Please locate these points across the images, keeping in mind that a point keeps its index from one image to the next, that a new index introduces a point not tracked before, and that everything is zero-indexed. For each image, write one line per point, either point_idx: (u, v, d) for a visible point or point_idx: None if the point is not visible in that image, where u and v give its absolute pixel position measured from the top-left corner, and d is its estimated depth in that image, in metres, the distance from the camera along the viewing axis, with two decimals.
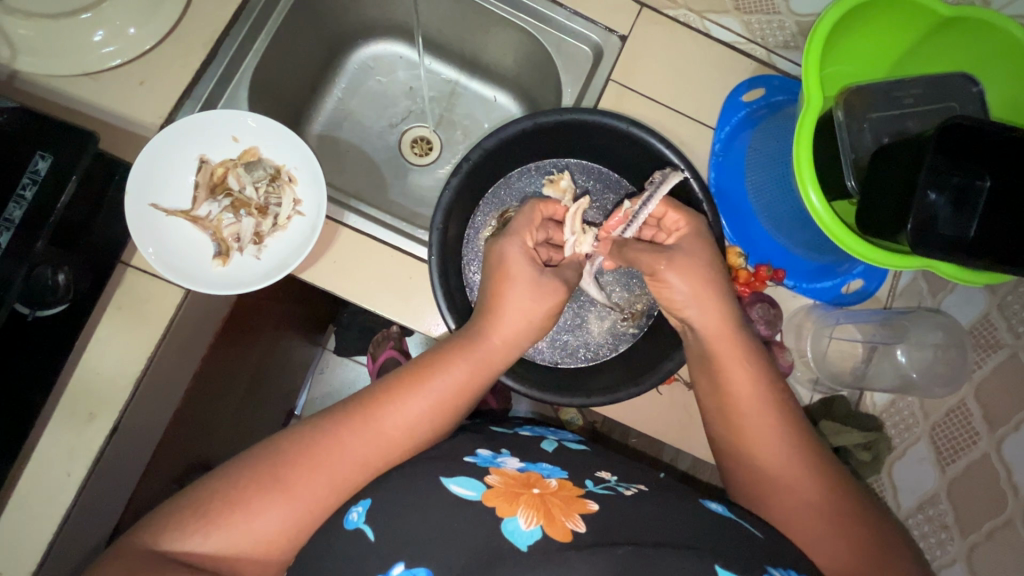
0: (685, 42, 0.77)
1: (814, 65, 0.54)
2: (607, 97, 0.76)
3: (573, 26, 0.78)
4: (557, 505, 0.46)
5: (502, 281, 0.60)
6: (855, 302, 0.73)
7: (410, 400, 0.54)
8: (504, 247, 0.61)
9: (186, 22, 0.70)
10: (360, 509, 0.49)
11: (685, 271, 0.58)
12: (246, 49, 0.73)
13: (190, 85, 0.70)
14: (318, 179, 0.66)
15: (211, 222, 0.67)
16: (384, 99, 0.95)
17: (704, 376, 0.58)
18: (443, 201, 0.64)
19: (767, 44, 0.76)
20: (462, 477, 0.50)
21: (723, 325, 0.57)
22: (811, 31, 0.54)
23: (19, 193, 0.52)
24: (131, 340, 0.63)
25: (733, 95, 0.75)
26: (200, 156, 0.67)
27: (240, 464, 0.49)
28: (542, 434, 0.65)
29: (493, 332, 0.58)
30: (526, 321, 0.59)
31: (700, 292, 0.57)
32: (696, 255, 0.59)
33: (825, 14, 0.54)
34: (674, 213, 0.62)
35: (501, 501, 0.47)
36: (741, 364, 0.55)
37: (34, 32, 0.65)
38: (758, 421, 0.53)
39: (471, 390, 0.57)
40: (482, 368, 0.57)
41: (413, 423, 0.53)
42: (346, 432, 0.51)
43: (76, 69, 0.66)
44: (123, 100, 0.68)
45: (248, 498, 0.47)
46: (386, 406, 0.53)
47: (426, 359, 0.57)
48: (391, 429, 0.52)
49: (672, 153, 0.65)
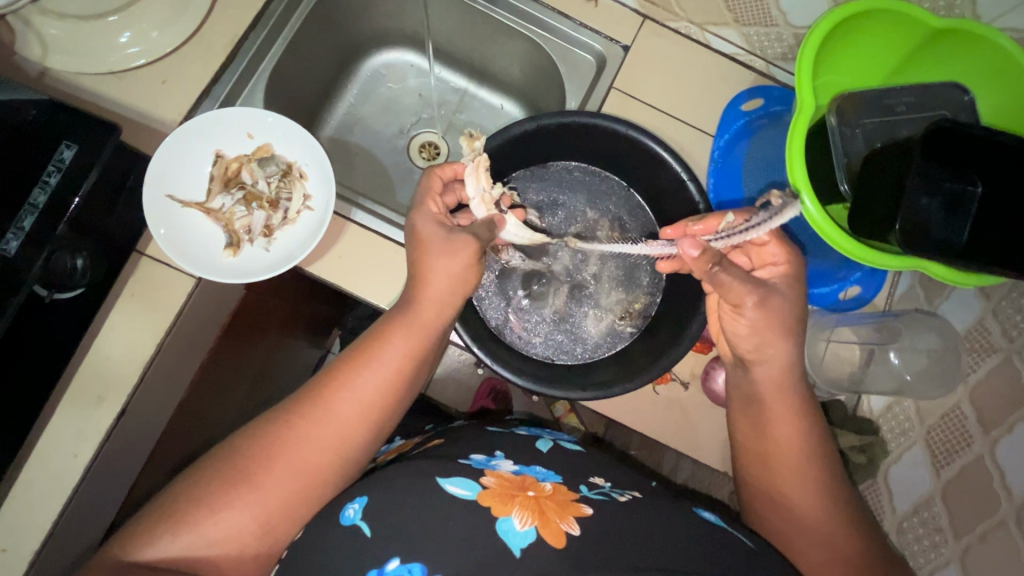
0: (687, 54, 0.79)
1: (807, 71, 0.56)
2: (610, 104, 0.78)
3: (578, 36, 0.81)
4: (552, 508, 0.47)
5: (421, 249, 0.60)
6: (854, 308, 0.74)
7: (354, 375, 0.55)
8: (414, 220, 0.62)
9: (209, 25, 0.73)
10: (355, 505, 0.50)
11: (770, 312, 0.58)
12: (264, 52, 0.77)
13: (209, 85, 0.73)
14: (328, 175, 0.68)
15: (223, 214, 0.69)
16: (394, 105, 0.99)
17: (746, 419, 0.60)
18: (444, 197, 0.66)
19: (765, 56, 0.78)
20: (457, 478, 0.50)
21: (763, 353, 0.59)
22: (804, 39, 0.56)
23: (45, 179, 0.55)
24: (141, 326, 0.65)
25: (731, 105, 0.77)
26: (216, 151, 0.69)
27: (207, 467, 0.51)
28: (538, 433, 0.66)
29: (425, 300, 0.59)
30: (454, 279, 0.60)
31: (774, 334, 0.58)
32: (788, 302, 0.59)
33: (817, 22, 0.56)
34: (775, 247, 0.60)
35: (495, 501, 0.47)
36: (775, 392, 0.58)
37: (65, 33, 0.68)
38: (783, 446, 0.56)
39: (417, 359, 0.58)
40: (420, 333, 0.58)
41: (364, 397, 0.54)
42: (298, 416, 0.53)
43: (103, 67, 0.69)
44: (145, 97, 0.71)
45: (213, 495, 0.48)
46: (335, 387, 0.54)
47: (367, 337, 0.58)
48: (342, 405, 0.54)
49: (668, 154, 0.67)
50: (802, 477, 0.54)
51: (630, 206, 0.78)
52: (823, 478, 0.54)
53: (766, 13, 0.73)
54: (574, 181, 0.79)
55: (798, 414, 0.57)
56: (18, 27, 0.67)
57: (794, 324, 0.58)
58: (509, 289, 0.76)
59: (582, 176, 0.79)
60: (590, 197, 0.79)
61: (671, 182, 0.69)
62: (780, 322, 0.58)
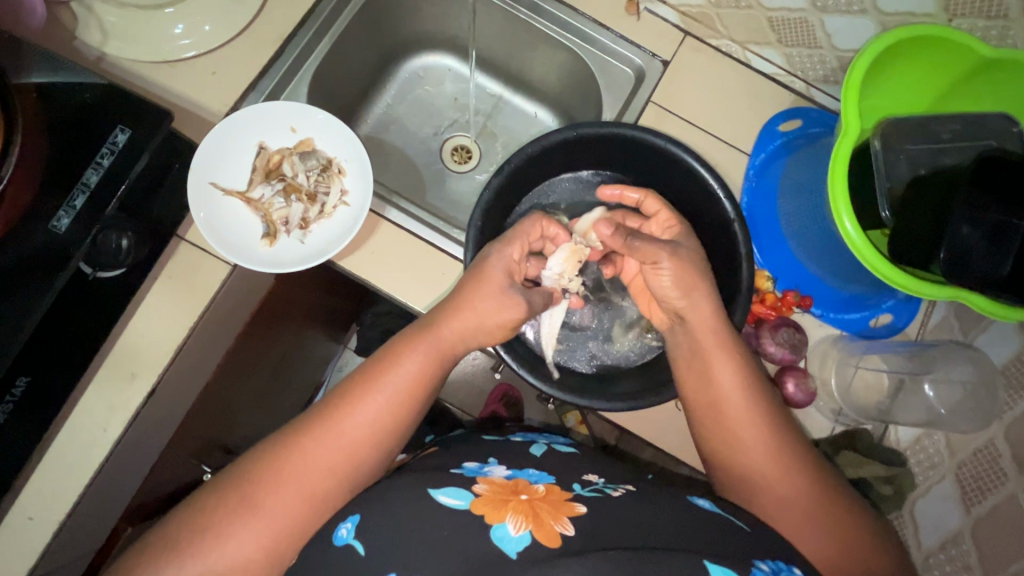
0: (727, 72, 0.80)
1: (853, 94, 0.56)
2: (646, 117, 0.79)
3: (617, 48, 0.81)
4: (545, 510, 0.47)
5: (474, 278, 0.62)
6: (885, 337, 0.73)
7: (366, 399, 0.56)
8: (490, 251, 0.64)
9: (260, 19, 0.75)
10: (349, 525, 0.50)
11: (679, 265, 0.63)
12: (310, 49, 0.78)
13: (256, 78, 0.74)
14: (367, 172, 0.69)
15: (262, 205, 0.70)
16: (430, 107, 1.00)
17: (692, 369, 0.61)
18: (482, 200, 0.66)
19: (806, 77, 0.78)
20: (449, 488, 0.50)
21: (713, 320, 0.61)
22: (851, 64, 0.56)
23: (99, 160, 0.57)
24: (178, 308, 0.66)
25: (769, 124, 0.78)
26: (260, 143, 0.71)
27: (211, 493, 0.51)
28: (533, 438, 0.66)
29: (445, 329, 0.61)
30: (479, 318, 0.62)
31: (694, 284, 0.62)
32: (693, 254, 0.65)
33: (867, 46, 0.56)
34: (665, 215, 0.70)
35: (489, 508, 0.47)
36: (728, 359, 0.58)
37: (124, 21, 0.71)
38: (736, 396, 0.57)
39: (430, 380, 0.59)
40: (436, 361, 0.60)
41: (375, 422, 0.55)
42: (307, 442, 0.53)
43: (156, 56, 0.71)
44: (192, 87, 0.72)
45: (216, 525, 0.48)
46: (345, 411, 0.55)
47: (379, 360, 0.59)
48: (351, 431, 0.54)
49: (707, 172, 0.66)
50: (779, 450, 0.54)
51: None
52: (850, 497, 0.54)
53: (810, 36, 0.72)
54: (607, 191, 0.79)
55: (780, 426, 0.56)
56: (81, 14, 0.70)
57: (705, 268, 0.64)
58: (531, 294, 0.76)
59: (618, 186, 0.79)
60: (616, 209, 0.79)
61: (705, 196, 0.69)
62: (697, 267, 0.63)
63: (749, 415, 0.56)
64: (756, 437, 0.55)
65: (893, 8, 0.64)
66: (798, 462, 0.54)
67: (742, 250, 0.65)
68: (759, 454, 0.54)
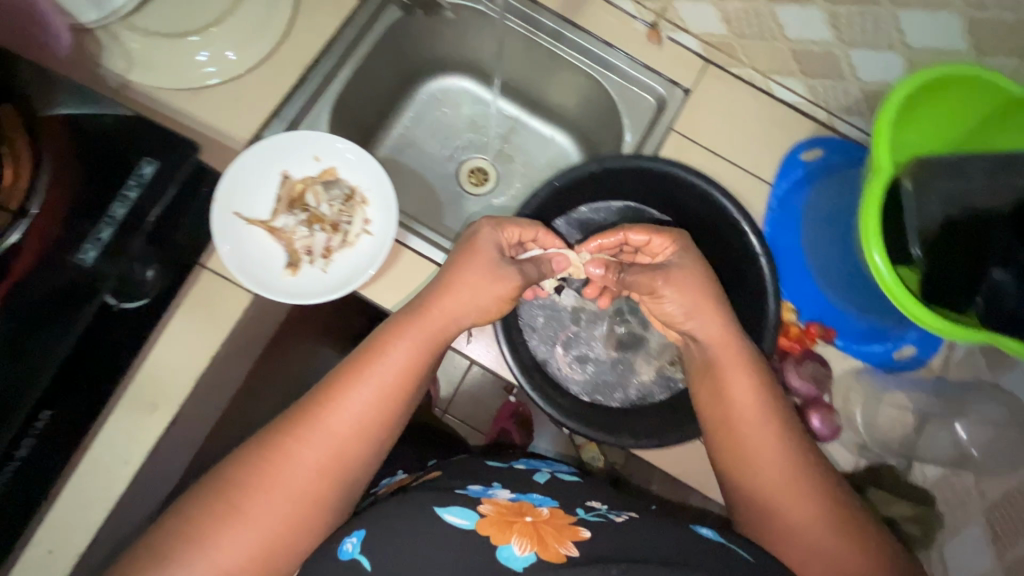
0: (748, 101, 0.80)
1: (884, 132, 0.56)
2: (667, 147, 0.79)
3: (640, 77, 0.81)
4: (550, 533, 0.47)
5: (468, 255, 0.62)
6: (908, 368, 0.73)
7: (350, 391, 0.54)
8: (476, 229, 0.64)
9: (282, 46, 0.74)
10: (354, 539, 0.49)
11: (679, 286, 0.63)
12: (333, 76, 0.78)
13: (279, 105, 0.74)
14: (391, 202, 0.69)
15: (286, 234, 0.70)
16: (448, 130, 1.00)
17: (705, 384, 0.60)
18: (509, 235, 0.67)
19: (828, 107, 0.78)
20: (456, 507, 0.50)
21: (725, 334, 0.60)
22: (883, 102, 0.56)
23: (124, 192, 0.57)
24: (201, 339, 0.66)
25: (791, 154, 0.78)
26: (284, 172, 0.71)
27: (197, 497, 0.50)
28: (537, 467, 0.65)
29: (432, 314, 0.59)
30: (469, 302, 0.61)
31: (699, 303, 0.62)
32: (688, 268, 0.63)
33: (896, 87, 0.56)
34: (657, 239, 0.66)
35: (495, 530, 0.47)
36: (743, 368, 0.58)
37: (149, 49, 0.71)
38: (750, 409, 0.56)
39: (419, 369, 0.58)
40: (424, 349, 0.58)
41: (361, 414, 0.54)
42: (292, 439, 0.52)
43: (179, 84, 0.71)
44: (216, 114, 0.72)
45: (204, 532, 0.48)
46: (329, 404, 0.54)
47: (365, 349, 0.57)
48: (337, 424, 0.53)
49: (731, 204, 0.66)
50: (788, 471, 0.54)
51: None
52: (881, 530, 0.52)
53: (835, 69, 0.72)
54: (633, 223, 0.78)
55: (793, 449, 0.55)
56: (106, 41, 0.70)
57: (707, 288, 0.63)
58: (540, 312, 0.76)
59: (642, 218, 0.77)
60: None
61: (729, 228, 0.68)
62: (697, 285, 0.63)
63: (761, 440, 0.55)
64: (764, 460, 0.54)
65: (922, 44, 0.63)
66: (809, 490, 0.53)
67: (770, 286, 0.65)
68: (771, 480, 0.54)
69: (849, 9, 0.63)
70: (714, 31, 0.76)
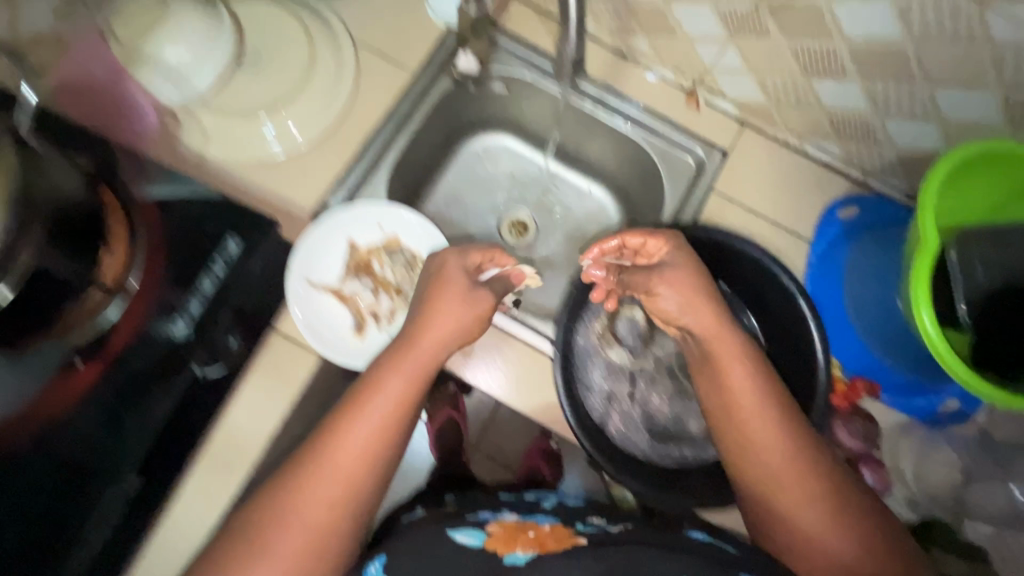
0: (784, 162, 0.84)
1: (930, 199, 0.59)
2: (708, 207, 0.83)
3: (681, 139, 0.84)
4: (550, 539, 0.57)
5: (439, 284, 0.68)
6: (951, 422, 0.74)
7: (353, 423, 0.59)
8: (442, 259, 0.71)
9: (346, 119, 0.80)
10: (376, 562, 0.58)
11: (674, 285, 0.66)
12: (390, 143, 0.81)
13: (342, 174, 0.78)
14: None
15: (352, 298, 0.73)
16: (488, 184, 1.03)
17: (707, 375, 0.66)
18: (568, 301, 0.72)
19: (863, 167, 0.81)
20: (467, 528, 0.60)
21: (716, 323, 0.65)
22: (931, 170, 0.59)
23: (209, 268, 0.64)
24: (267, 399, 0.66)
25: (829, 212, 0.81)
26: (350, 240, 0.74)
27: (230, 533, 0.55)
28: (545, 497, 0.73)
29: (419, 346, 0.64)
30: (454, 326, 0.66)
31: (692, 299, 0.66)
32: (685, 266, 0.67)
33: (943, 157, 0.59)
34: (652, 240, 0.68)
35: (501, 544, 0.57)
36: (739, 360, 0.63)
37: (224, 127, 0.76)
38: (750, 411, 0.61)
39: (412, 398, 0.62)
40: (414, 378, 0.63)
41: (365, 442, 0.59)
42: (307, 471, 0.57)
43: (252, 158, 0.76)
44: (285, 184, 0.77)
45: (242, 563, 0.53)
46: (336, 436, 0.58)
47: (364, 383, 0.62)
48: (345, 453, 0.58)
49: (786, 275, 0.69)
50: (784, 483, 0.59)
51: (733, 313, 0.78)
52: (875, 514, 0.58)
53: (871, 135, 0.75)
54: None
55: (784, 464, 0.59)
56: (185, 120, 0.75)
57: (700, 282, 0.67)
58: (595, 370, 0.76)
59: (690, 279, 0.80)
60: None
61: (778, 291, 0.71)
62: (690, 285, 0.66)
63: (771, 454, 0.59)
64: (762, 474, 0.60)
65: (957, 118, 0.66)
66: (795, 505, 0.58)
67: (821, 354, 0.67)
68: (777, 490, 0.59)
69: (887, 86, 0.67)
70: (752, 98, 0.80)
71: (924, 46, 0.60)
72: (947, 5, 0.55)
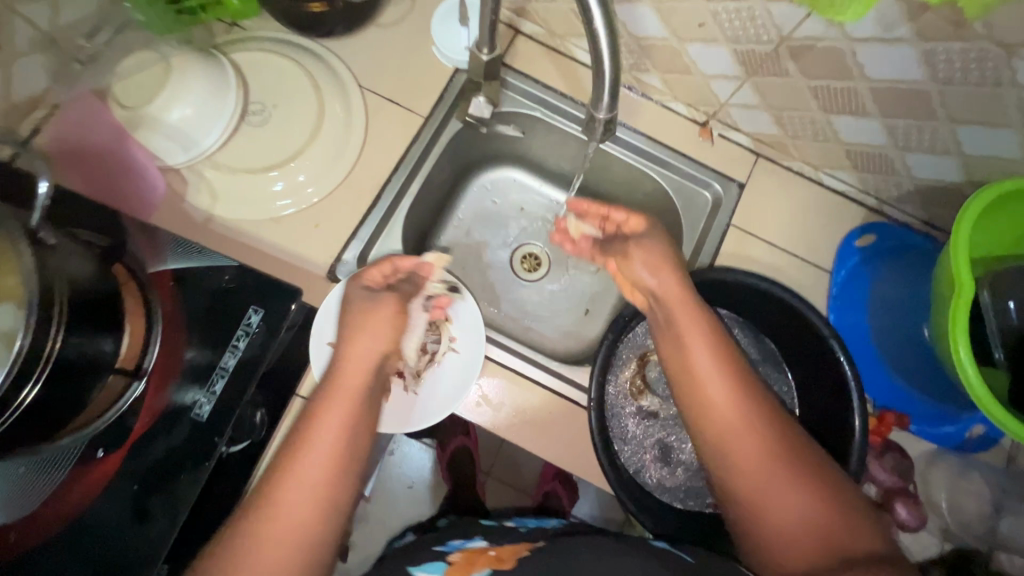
0: (802, 192, 0.83)
1: (965, 231, 0.60)
2: (728, 241, 0.82)
3: (697, 174, 0.83)
4: (507, 554, 0.56)
5: (348, 316, 0.65)
6: (981, 449, 0.74)
7: (308, 449, 0.54)
8: (348, 288, 0.68)
9: (357, 168, 0.77)
10: None
11: (649, 254, 0.68)
12: (405, 190, 0.79)
13: (356, 227, 0.76)
14: (477, 323, 0.75)
15: None
16: (497, 218, 0.99)
17: (672, 352, 0.64)
18: (600, 355, 0.67)
19: (879, 196, 0.81)
20: (428, 564, 0.57)
21: (680, 290, 0.65)
22: (969, 199, 0.59)
23: (234, 344, 0.60)
24: None
25: (846, 241, 0.81)
26: None
27: None
28: (523, 522, 0.71)
29: (348, 365, 0.62)
30: (376, 347, 0.63)
31: (664, 264, 0.67)
32: (659, 242, 0.69)
33: (984, 188, 0.59)
34: (631, 218, 0.72)
35: (460, 569, 0.56)
36: (701, 349, 0.62)
37: (233, 185, 0.73)
38: (727, 407, 0.59)
39: (359, 415, 0.58)
40: (353, 399, 0.59)
41: (321, 466, 0.53)
42: (261, 519, 0.51)
43: (263, 215, 0.74)
44: (300, 240, 0.74)
45: None
46: (290, 467, 0.53)
47: (301, 419, 0.57)
48: (303, 481, 0.52)
49: (815, 315, 0.67)
50: (773, 476, 0.56)
51: (762, 352, 0.77)
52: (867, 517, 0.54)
53: (890, 167, 0.75)
54: None
55: (771, 454, 0.56)
56: (192, 179, 0.73)
57: (673, 255, 0.68)
58: (626, 419, 0.75)
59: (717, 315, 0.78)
60: None
61: (809, 332, 0.69)
62: (667, 258, 0.68)
63: (751, 450, 0.57)
64: (752, 467, 0.56)
65: (979, 153, 0.66)
66: (794, 499, 0.54)
67: (854, 395, 0.65)
68: (764, 488, 0.56)
69: (907, 123, 0.67)
70: (767, 131, 0.80)
71: (947, 89, 0.60)
72: (974, 52, 0.55)
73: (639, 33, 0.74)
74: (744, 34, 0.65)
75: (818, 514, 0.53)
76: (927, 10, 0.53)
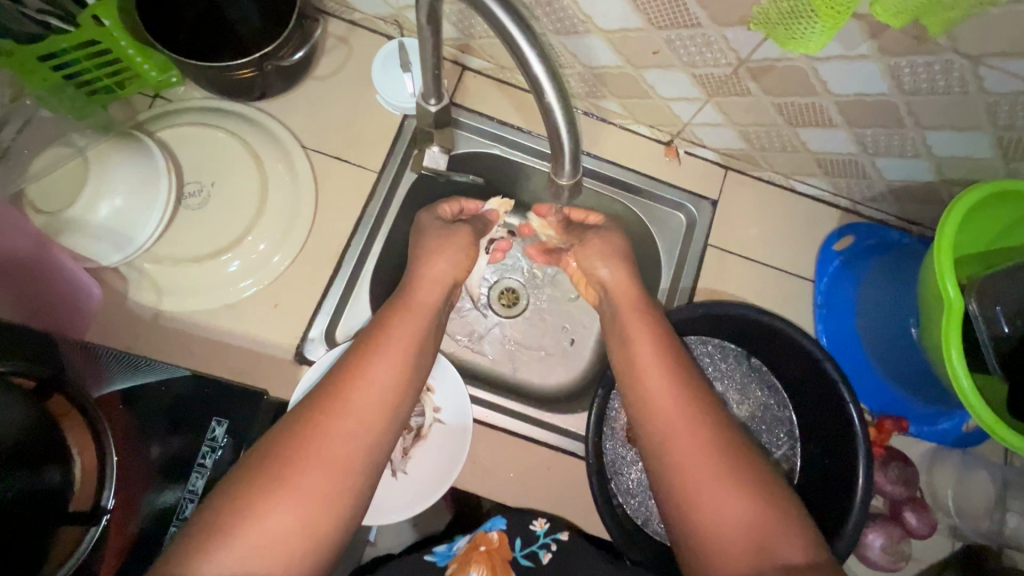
0: (775, 203, 0.81)
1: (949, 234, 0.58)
2: (708, 263, 0.80)
3: (667, 197, 0.81)
4: (498, 561, 0.63)
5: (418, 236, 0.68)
6: (980, 441, 0.75)
7: (374, 359, 0.54)
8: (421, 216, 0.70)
9: (313, 238, 0.72)
10: None
11: (601, 248, 0.70)
12: (366, 253, 0.74)
13: (319, 302, 0.71)
14: (461, 390, 0.71)
15: None
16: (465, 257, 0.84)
17: (616, 345, 0.63)
18: (594, 412, 0.65)
19: (852, 196, 0.79)
20: None
21: (629, 285, 0.67)
22: (953, 202, 0.58)
23: (200, 463, 0.55)
24: None
25: (825, 247, 0.80)
26: None
27: (241, 475, 0.47)
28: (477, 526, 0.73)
29: (419, 286, 0.63)
30: (438, 281, 0.64)
31: (614, 258, 0.69)
32: (607, 242, 0.71)
33: (962, 195, 0.57)
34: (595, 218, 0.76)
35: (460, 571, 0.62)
36: (648, 339, 0.61)
37: (178, 278, 0.69)
38: (665, 386, 0.58)
39: (421, 336, 0.59)
40: (415, 317, 0.60)
41: (384, 379, 0.54)
42: (326, 414, 0.50)
43: (216, 304, 0.69)
44: (259, 326, 0.69)
45: (256, 498, 0.46)
46: (360, 367, 0.54)
47: (371, 330, 0.58)
48: (365, 388, 0.53)
49: (808, 342, 0.65)
50: (713, 464, 0.53)
51: (751, 378, 0.76)
52: (800, 516, 0.51)
53: (860, 172, 0.73)
54: (700, 354, 0.75)
55: (709, 447, 0.54)
56: (133, 276, 0.68)
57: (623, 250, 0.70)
58: (626, 466, 0.73)
59: (707, 344, 0.75)
60: (712, 373, 0.75)
61: (802, 357, 0.68)
62: (620, 251, 0.70)
63: (690, 441, 0.54)
64: (689, 457, 0.54)
65: (949, 154, 0.64)
66: (729, 490, 0.51)
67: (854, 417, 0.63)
68: (697, 480, 0.53)
69: (876, 132, 0.65)
70: (734, 146, 0.77)
71: (914, 99, 0.58)
72: (938, 64, 0.53)
73: (592, 63, 0.70)
74: (701, 59, 0.62)
75: (751, 509, 0.51)
76: (888, 29, 0.51)
